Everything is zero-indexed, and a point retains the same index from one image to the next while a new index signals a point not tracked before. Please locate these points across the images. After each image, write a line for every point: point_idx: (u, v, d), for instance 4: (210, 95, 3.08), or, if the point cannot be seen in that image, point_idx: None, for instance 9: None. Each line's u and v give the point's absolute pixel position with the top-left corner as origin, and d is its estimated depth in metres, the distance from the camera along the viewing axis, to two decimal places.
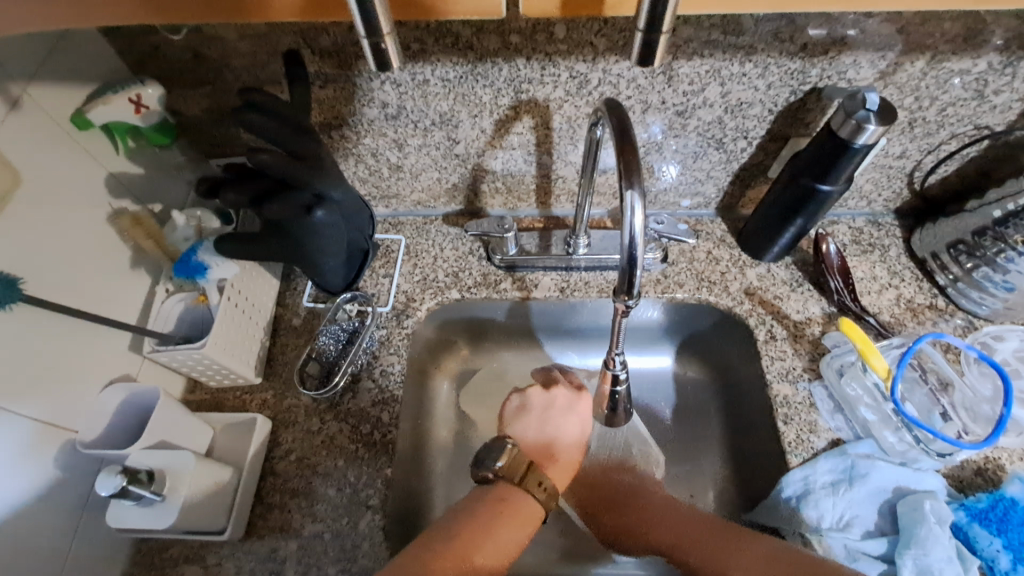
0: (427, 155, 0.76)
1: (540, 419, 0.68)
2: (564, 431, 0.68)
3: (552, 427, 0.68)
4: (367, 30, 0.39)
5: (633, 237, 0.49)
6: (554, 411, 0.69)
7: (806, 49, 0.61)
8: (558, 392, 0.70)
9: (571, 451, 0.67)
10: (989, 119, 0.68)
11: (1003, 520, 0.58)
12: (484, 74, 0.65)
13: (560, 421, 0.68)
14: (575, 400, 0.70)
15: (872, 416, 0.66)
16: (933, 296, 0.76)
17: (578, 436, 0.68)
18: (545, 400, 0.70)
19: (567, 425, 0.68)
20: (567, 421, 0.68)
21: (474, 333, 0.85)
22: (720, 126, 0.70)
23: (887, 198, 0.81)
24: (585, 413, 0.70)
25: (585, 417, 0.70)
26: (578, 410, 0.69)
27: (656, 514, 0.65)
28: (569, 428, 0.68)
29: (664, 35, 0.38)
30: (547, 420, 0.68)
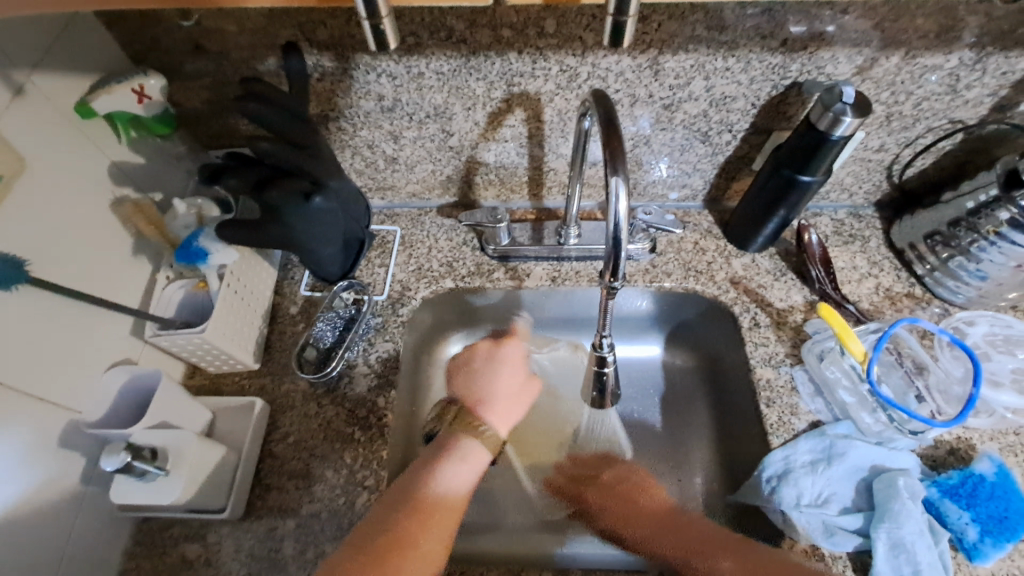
0: (421, 146, 0.78)
1: (474, 372, 0.75)
2: (495, 381, 0.74)
3: (490, 379, 0.74)
4: (366, 11, 0.41)
5: (618, 224, 0.51)
6: (493, 368, 0.76)
7: (786, 44, 0.63)
8: (505, 347, 0.78)
9: (503, 395, 0.74)
10: (963, 113, 0.71)
11: (972, 494, 0.60)
12: (477, 68, 0.67)
13: (500, 372, 0.75)
14: (500, 351, 0.77)
15: (850, 398, 0.69)
16: (910, 285, 0.79)
17: (514, 383, 0.75)
18: (474, 354, 0.77)
19: (495, 375, 0.75)
20: (495, 372, 0.75)
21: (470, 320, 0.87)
22: (705, 119, 0.73)
23: (868, 190, 0.83)
24: (512, 360, 0.77)
25: (512, 364, 0.77)
26: (504, 359, 0.77)
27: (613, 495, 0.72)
28: (504, 377, 0.75)
29: (631, 18, 0.41)
30: (489, 374, 0.75)
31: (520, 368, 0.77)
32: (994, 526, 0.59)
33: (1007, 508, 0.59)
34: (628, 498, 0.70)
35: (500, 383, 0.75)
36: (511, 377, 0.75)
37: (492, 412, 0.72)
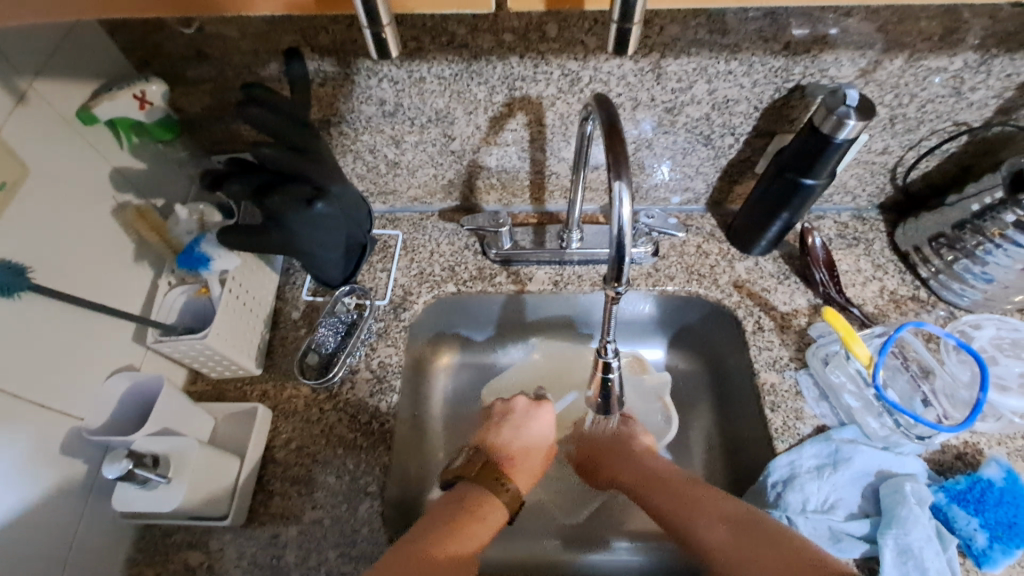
0: (423, 151, 0.78)
1: (507, 424, 0.73)
2: (525, 443, 0.71)
3: (531, 433, 0.72)
4: (369, 20, 0.41)
5: (622, 228, 0.51)
6: (529, 418, 0.73)
7: (789, 47, 0.63)
8: (544, 407, 0.74)
9: (533, 450, 0.71)
10: (967, 116, 0.70)
11: (980, 500, 0.60)
12: (479, 72, 0.67)
13: (540, 427, 0.73)
14: (535, 409, 0.74)
15: (855, 402, 0.68)
16: (916, 288, 0.79)
17: (547, 448, 0.72)
18: (507, 408, 0.75)
19: (527, 429, 0.72)
20: (527, 425, 0.73)
21: (476, 330, 0.87)
22: (708, 123, 0.72)
23: (871, 193, 0.83)
24: (547, 420, 0.74)
25: (546, 424, 0.74)
26: (540, 417, 0.74)
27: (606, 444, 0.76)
28: (538, 428, 0.73)
29: (636, 24, 0.40)
30: (527, 429, 0.72)
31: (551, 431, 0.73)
32: (1003, 532, 0.58)
33: (1016, 514, 0.59)
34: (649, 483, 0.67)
35: (535, 439, 0.72)
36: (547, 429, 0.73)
37: (517, 470, 0.69)
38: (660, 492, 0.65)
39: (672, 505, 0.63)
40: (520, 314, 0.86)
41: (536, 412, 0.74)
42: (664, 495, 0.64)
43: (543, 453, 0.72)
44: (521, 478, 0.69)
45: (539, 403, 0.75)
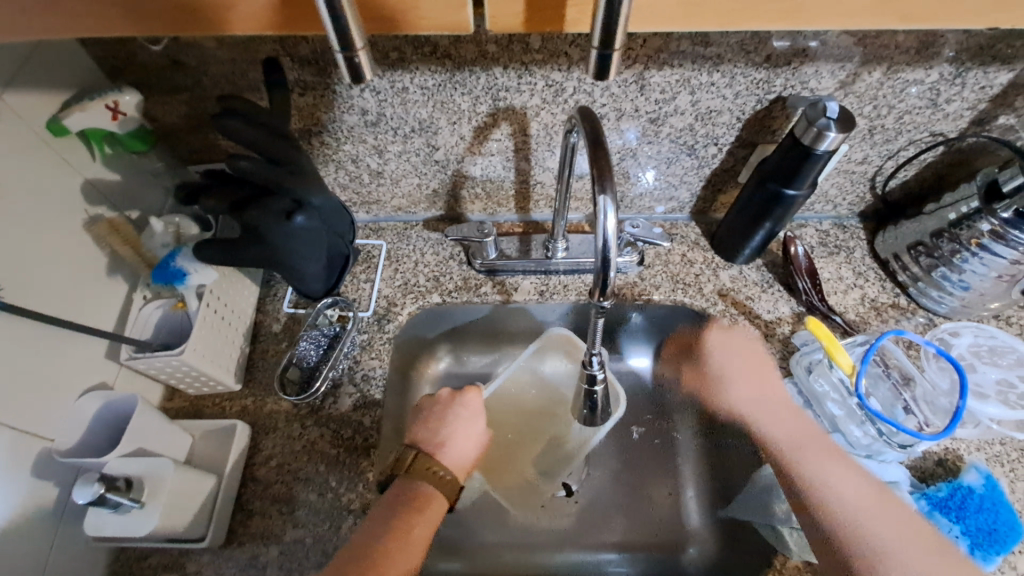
0: (407, 161, 0.77)
1: (434, 414, 0.67)
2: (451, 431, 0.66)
3: (461, 420, 0.67)
4: (340, 44, 0.40)
5: (606, 240, 0.50)
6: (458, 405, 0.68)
7: (770, 59, 0.63)
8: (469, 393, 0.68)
9: (461, 439, 0.66)
10: (943, 127, 0.72)
11: (961, 507, 0.61)
12: (462, 83, 0.66)
13: (471, 414, 0.68)
14: (459, 396, 0.68)
15: (839, 411, 0.69)
16: (895, 295, 0.80)
17: (478, 435, 0.67)
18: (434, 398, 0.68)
19: (453, 419, 0.67)
20: (452, 415, 0.67)
21: (463, 337, 0.86)
22: (691, 133, 0.73)
23: (851, 202, 0.84)
24: (474, 407, 0.68)
25: (473, 411, 0.68)
26: (466, 404, 0.68)
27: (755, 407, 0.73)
28: (461, 415, 0.67)
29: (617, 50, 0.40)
30: (455, 420, 0.66)
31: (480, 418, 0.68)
32: (983, 538, 0.59)
33: (996, 521, 0.60)
34: (779, 415, 0.70)
35: (467, 423, 0.67)
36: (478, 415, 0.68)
37: (447, 459, 0.64)
38: (791, 418, 0.69)
39: (860, 493, 0.60)
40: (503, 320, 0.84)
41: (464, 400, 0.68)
42: (798, 423, 0.68)
43: (474, 438, 0.67)
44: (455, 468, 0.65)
45: (463, 390, 0.68)
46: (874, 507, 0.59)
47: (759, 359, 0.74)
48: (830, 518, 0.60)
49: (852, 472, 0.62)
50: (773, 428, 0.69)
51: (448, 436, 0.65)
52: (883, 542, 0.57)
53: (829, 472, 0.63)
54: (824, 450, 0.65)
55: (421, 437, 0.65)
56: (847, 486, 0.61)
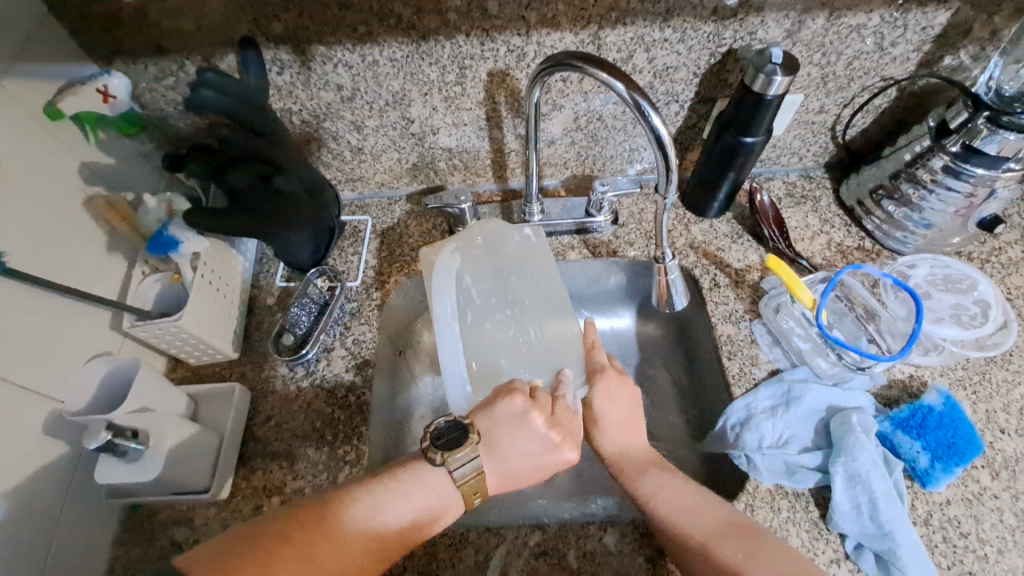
0: (385, 135, 0.81)
1: (520, 435, 0.61)
2: (516, 458, 0.62)
3: (524, 450, 0.62)
4: None
5: (659, 135, 0.59)
6: (526, 428, 0.61)
7: (717, 12, 0.66)
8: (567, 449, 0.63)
9: (520, 468, 0.62)
10: (892, 71, 0.75)
11: (921, 424, 0.64)
12: (428, 53, 0.70)
13: (545, 456, 0.62)
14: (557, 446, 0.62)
15: (805, 345, 0.72)
16: (861, 239, 0.83)
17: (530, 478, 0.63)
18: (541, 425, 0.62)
19: (529, 449, 0.62)
20: (533, 449, 0.62)
21: (500, 277, 0.73)
22: (652, 91, 0.76)
23: (816, 153, 0.87)
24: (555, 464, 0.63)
25: (551, 464, 0.63)
26: (554, 454, 0.62)
27: (617, 420, 0.67)
28: (528, 447, 0.61)
29: None
30: (530, 452, 0.62)
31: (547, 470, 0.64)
32: (943, 452, 0.62)
33: (955, 435, 0.63)
34: (633, 428, 0.68)
35: (532, 467, 0.63)
36: (550, 456, 0.62)
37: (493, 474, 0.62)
38: (623, 399, 0.69)
39: (620, 403, 0.68)
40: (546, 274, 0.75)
41: (543, 430, 0.62)
42: (648, 457, 0.65)
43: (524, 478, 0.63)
44: (496, 480, 0.62)
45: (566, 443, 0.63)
46: (673, 480, 0.60)
47: (630, 398, 0.69)
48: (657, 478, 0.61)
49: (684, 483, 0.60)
50: (624, 437, 0.67)
51: (509, 456, 0.61)
52: (625, 418, 0.68)
53: (650, 481, 0.61)
54: (642, 448, 0.66)
55: (494, 438, 0.61)
56: (636, 446, 0.66)
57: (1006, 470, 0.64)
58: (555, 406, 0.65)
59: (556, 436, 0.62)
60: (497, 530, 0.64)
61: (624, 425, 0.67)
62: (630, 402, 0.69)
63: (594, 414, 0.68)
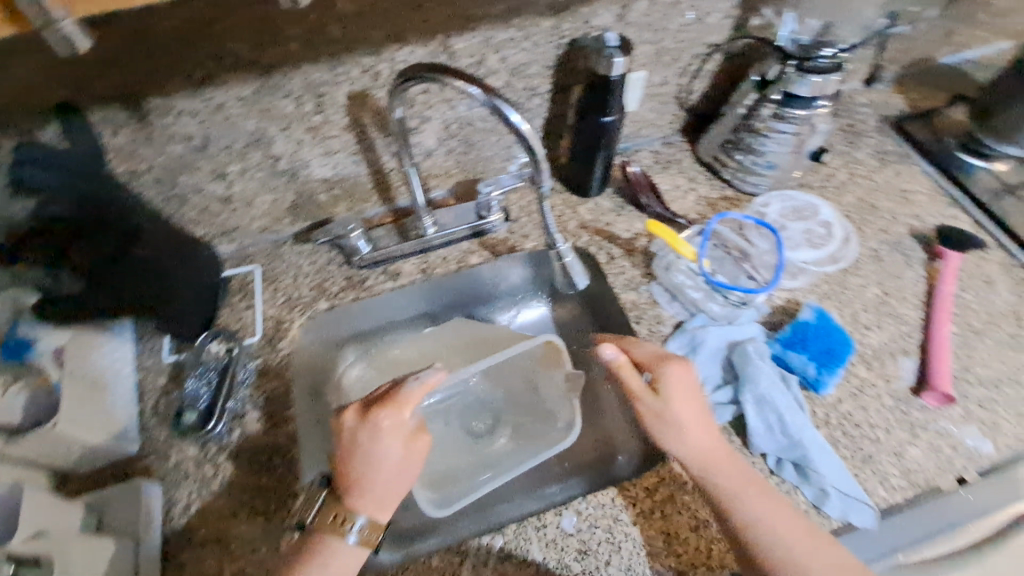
0: (253, 178, 0.77)
1: (358, 455, 0.59)
2: (374, 474, 0.58)
3: (367, 453, 0.58)
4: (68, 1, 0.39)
5: (519, 130, 0.61)
6: (355, 445, 0.59)
7: (552, 7, 0.70)
8: (402, 432, 0.60)
9: (388, 479, 0.59)
10: (714, 38, 0.83)
11: (804, 339, 0.73)
12: (277, 86, 0.67)
13: (385, 445, 0.59)
14: (398, 437, 0.59)
15: (697, 294, 0.79)
16: (723, 189, 0.92)
17: (410, 474, 0.60)
18: (365, 433, 0.59)
19: (377, 458, 0.58)
20: (382, 455, 0.59)
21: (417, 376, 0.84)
22: (512, 88, 0.79)
23: (670, 121, 0.95)
24: (413, 448, 0.60)
25: (412, 451, 0.60)
26: (403, 445, 0.60)
27: (695, 432, 0.62)
28: (374, 456, 0.58)
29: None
30: (382, 459, 0.58)
31: (418, 457, 0.61)
32: (825, 359, 0.72)
33: (830, 341, 0.73)
34: (707, 430, 0.63)
35: (398, 465, 0.59)
36: (398, 448, 0.59)
37: (370, 498, 0.58)
38: (689, 398, 0.63)
39: (694, 410, 0.63)
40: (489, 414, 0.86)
41: (372, 435, 0.59)
42: (735, 469, 0.61)
43: (403, 479, 0.60)
44: (372, 502, 0.58)
45: (400, 427, 0.60)
46: (768, 503, 0.59)
47: (693, 396, 0.64)
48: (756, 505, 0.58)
49: (779, 506, 0.59)
50: (704, 443, 0.62)
51: (354, 464, 0.58)
52: (704, 431, 0.62)
53: (757, 507, 0.58)
54: (722, 450, 0.62)
55: (342, 471, 0.59)
56: (706, 439, 0.62)
57: (876, 360, 0.75)
58: (373, 401, 0.62)
59: (379, 430, 0.59)
60: (459, 546, 0.63)
61: (705, 433, 0.62)
62: (698, 406, 0.63)
63: (667, 420, 0.62)
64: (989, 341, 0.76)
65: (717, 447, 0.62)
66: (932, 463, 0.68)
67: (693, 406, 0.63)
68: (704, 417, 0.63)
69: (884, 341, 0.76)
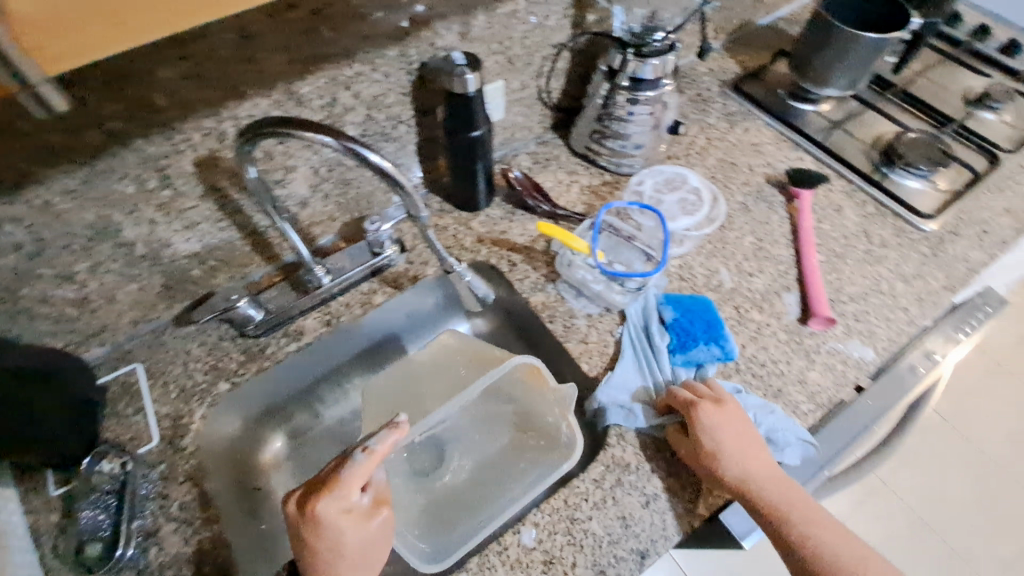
0: (109, 271, 0.70)
1: (312, 550, 0.55)
2: (333, 562, 0.55)
3: (325, 542, 0.54)
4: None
5: (383, 168, 0.60)
6: (308, 540, 0.55)
7: (392, 36, 0.69)
8: (354, 515, 0.55)
9: (350, 564, 0.56)
10: (558, 38, 0.87)
11: (685, 329, 0.76)
12: (109, 169, 0.61)
13: (338, 530, 0.54)
14: (348, 523, 0.55)
15: (599, 286, 0.81)
16: (602, 175, 0.96)
17: (375, 551, 0.57)
18: (311, 528, 0.54)
19: (332, 549, 0.55)
20: (336, 546, 0.54)
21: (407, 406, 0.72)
22: (374, 121, 0.77)
23: (539, 120, 0.98)
24: (369, 529, 0.56)
25: (368, 532, 0.56)
26: (357, 529, 0.55)
27: (755, 466, 0.64)
28: (327, 550, 0.54)
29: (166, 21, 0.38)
30: (337, 549, 0.55)
31: (379, 533, 0.57)
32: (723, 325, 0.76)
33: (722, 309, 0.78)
34: (758, 456, 0.65)
35: (357, 548, 0.55)
36: (353, 534, 0.55)
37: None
38: (737, 427, 0.66)
39: (745, 440, 0.66)
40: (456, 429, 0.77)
41: (318, 530, 0.54)
42: (795, 496, 0.64)
43: (367, 558, 0.56)
44: None
45: (348, 512, 0.55)
46: (827, 527, 0.62)
47: (739, 422, 0.67)
48: (819, 530, 0.62)
49: (835, 527, 0.63)
50: (760, 472, 0.64)
51: (314, 553, 0.55)
52: (761, 462, 0.65)
53: (820, 531, 0.62)
54: (778, 478, 0.65)
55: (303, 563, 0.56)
56: (763, 470, 0.65)
57: (766, 302, 0.82)
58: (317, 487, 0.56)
59: (325, 525, 0.54)
60: None
61: (759, 462, 0.65)
62: (749, 433, 0.66)
63: (724, 457, 0.64)
64: (851, 261, 0.86)
65: (776, 476, 0.65)
66: (829, 381, 0.75)
67: (743, 434, 0.66)
68: (755, 447, 0.66)
69: (768, 283, 0.83)
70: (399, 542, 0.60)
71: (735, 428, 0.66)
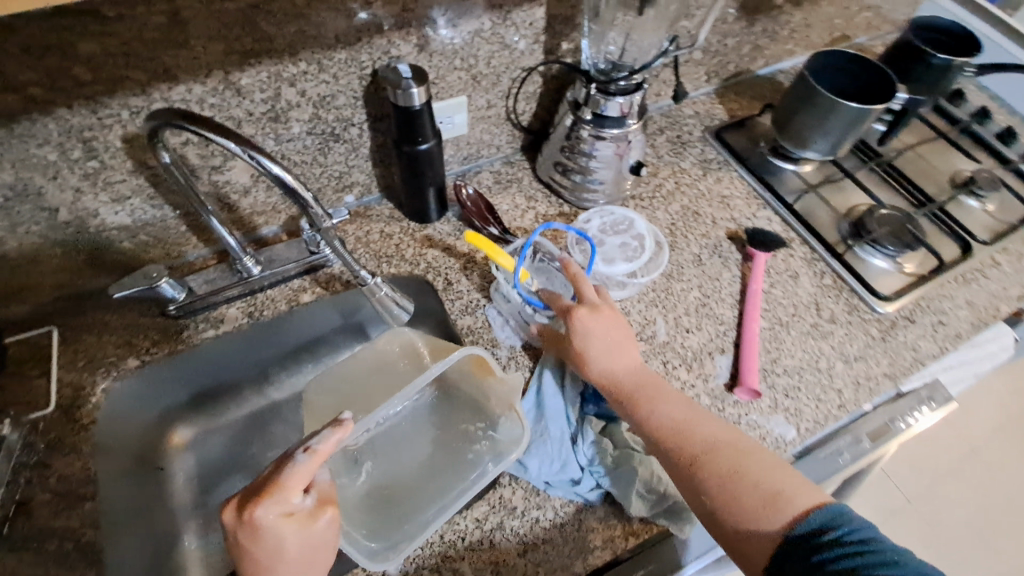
0: (29, 233, 0.69)
1: (253, 557, 0.52)
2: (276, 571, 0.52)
3: (267, 547, 0.52)
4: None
5: (285, 180, 0.57)
6: (247, 547, 0.52)
7: (340, 40, 0.68)
8: (296, 519, 0.52)
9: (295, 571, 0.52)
10: (528, 61, 0.85)
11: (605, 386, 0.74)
12: (29, 134, 0.61)
13: (280, 535, 0.51)
14: (288, 528, 0.51)
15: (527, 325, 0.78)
16: (561, 205, 0.94)
17: (319, 558, 0.53)
18: (251, 534, 0.51)
19: (273, 554, 0.52)
20: (277, 550, 0.52)
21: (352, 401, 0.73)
22: (322, 120, 0.76)
23: (507, 140, 0.96)
24: (311, 532, 0.53)
25: (310, 537, 0.53)
26: (298, 534, 0.52)
27: (622, 370, 0.68)
28: (268, 555, 0.52)
29: None
30: (278, 556, 0.52)
31: (322, 538, 0.53)
32: None
33: None
34: (625, 353, 0.69)
35: (300, 555, 0.52)
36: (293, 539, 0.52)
37: None
38: (606, 323, 0.71)
39: (615, 342, 0.70)
40: (391, 440, 0.73)
41: (258, 535, 0.51)
42: (679, 408, 0.65)
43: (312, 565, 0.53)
44: None
45: (289, 515, 0.52)
46: (706, 432, 0.62)
47: (615, 324, 0.71)
48: (698, 437, 0.62)
49: (726, 441, 0.62)
50: (623, 371, 0.68)
51: (255, 561, 0.52)
52: (634, 370, 0.69)
53: (701, 437, 0.62)
54: (654, 385, 0.67)
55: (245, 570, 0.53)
56: (630, 375, 0.68)
57: (695, 361, 0.79)
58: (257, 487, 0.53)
59: (265, 528, 0.51)
60: None
61: (635, 374, 0.68)
62: (625, 342, 0.70)
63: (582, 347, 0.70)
64: (794, 332, 0.83)
65: (660, 390, 0.67)
66: None
67: (617, 341, 0.70)
68: (629, 354, 0.70)
69: (702, 342, 0.81)
70: (345, 542, 0.58)
71: (607, 330, 0.70)
